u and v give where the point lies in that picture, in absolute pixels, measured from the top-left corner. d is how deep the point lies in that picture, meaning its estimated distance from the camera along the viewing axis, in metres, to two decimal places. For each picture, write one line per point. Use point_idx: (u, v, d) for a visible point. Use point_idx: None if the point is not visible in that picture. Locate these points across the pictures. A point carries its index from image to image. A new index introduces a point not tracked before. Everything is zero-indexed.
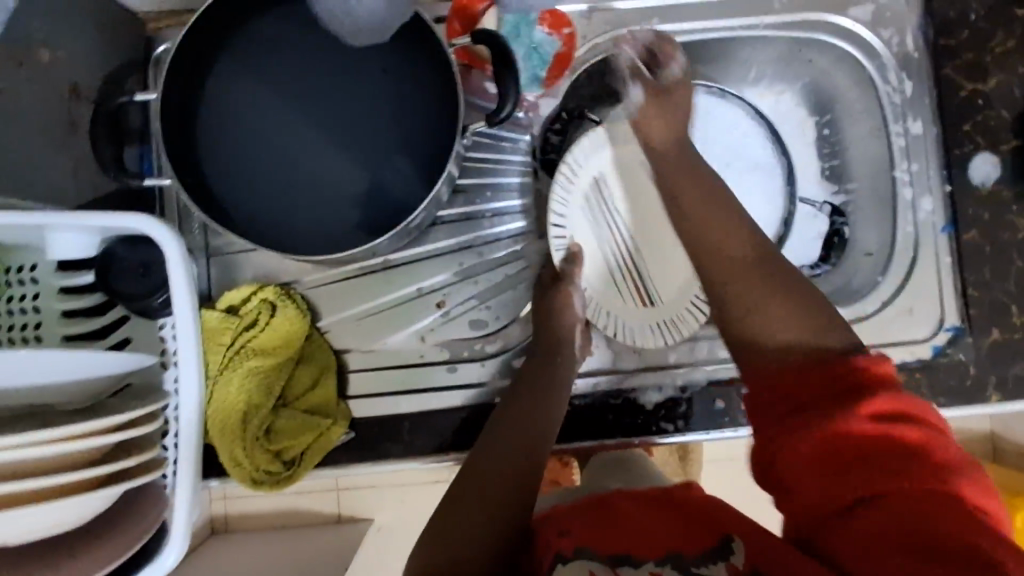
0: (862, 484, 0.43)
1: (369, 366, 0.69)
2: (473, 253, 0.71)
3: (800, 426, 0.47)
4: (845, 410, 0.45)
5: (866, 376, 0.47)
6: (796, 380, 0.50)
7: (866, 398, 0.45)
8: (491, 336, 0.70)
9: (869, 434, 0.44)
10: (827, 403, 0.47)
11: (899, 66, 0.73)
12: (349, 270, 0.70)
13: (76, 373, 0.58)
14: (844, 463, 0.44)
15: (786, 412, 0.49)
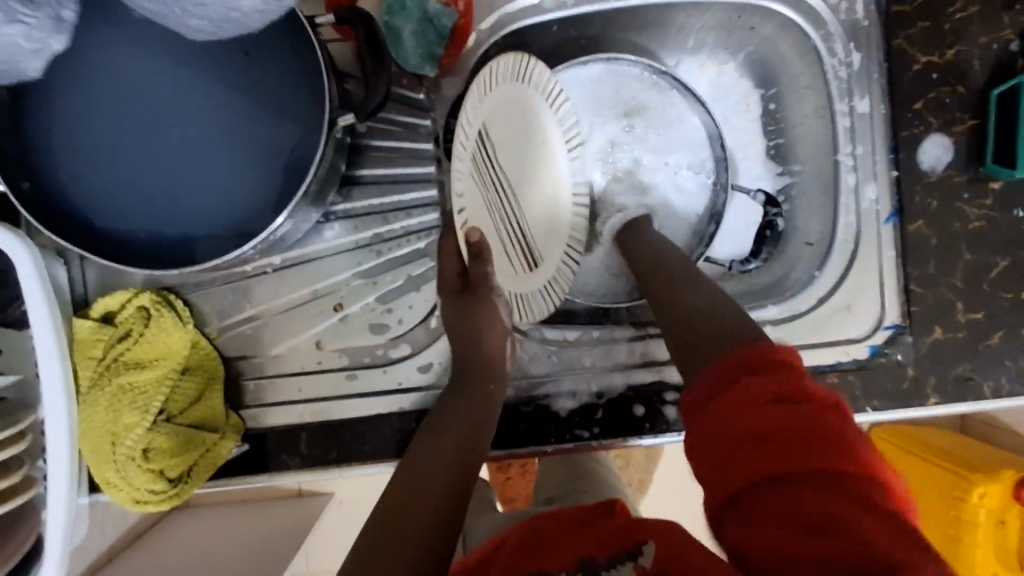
0: (768, 467, 0.36)
1: (263, 375, 0.65)
2: (372, 252, 0.65)
3: (710, 413, 0.41)
4: (740, 389, 0.41)
5: (765, 362, 0.42)
6: (701, 384, 0.44)
7: (768, 378, 0.40)
8: (395, 340, 0.65)
9: (759, 416, 0.38)
10: (725, 384, 0.42)
11: (847, 36, 0.66)
12: (239, 273, 0.65)
13: None
14: (742, 461, 0.37)
15: (701, 406, 0.42)
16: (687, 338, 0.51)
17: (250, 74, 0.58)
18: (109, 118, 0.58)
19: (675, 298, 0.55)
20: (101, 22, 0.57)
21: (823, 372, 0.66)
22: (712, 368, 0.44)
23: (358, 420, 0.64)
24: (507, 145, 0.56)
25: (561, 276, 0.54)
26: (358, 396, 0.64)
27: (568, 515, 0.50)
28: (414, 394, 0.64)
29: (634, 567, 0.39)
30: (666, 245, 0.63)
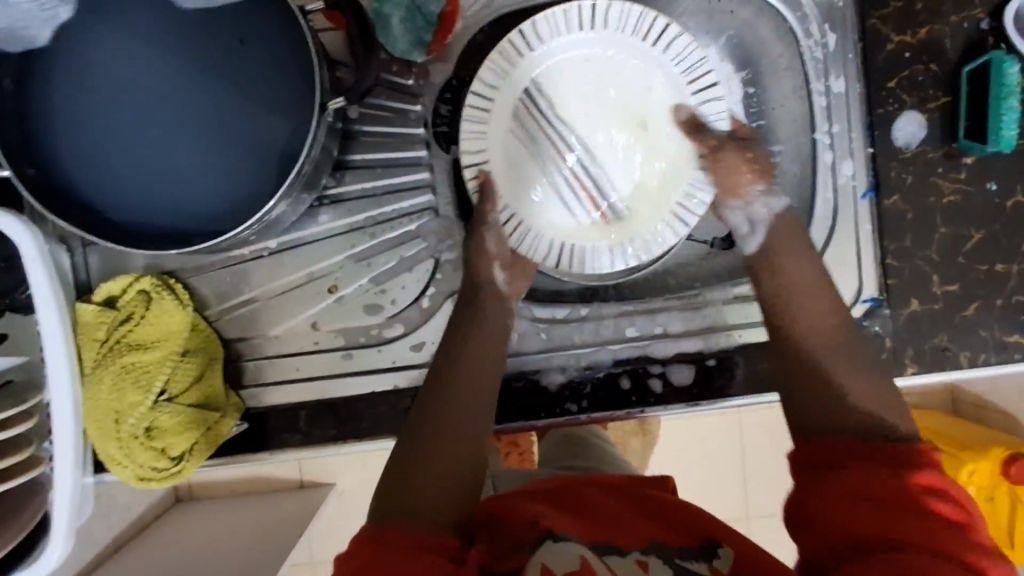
0: (891, 532, 0.44)
1: (261, 355, 0.67)
2: (365, 234, 0.67)
3: (851, 474, 0.47)
4: (891, 479, 0.46)
5: (918, 455, 0.48)
6: (833, 446, 0.50)
7: (921, 470, 0.46)
8: (390, 320, 0.67)
9: (893, 496, 0.45)
10: (874, 460, 0.48)
11: (822, 18, 0.68)
12: (236, 257, 0.67)
13: None
14: (869, 529, 0.45)
15: (825, 464, 0.49)
16: (824, 422, 0.53)
17: (243, 62, 0.60)
18: (107, 107, 0.59)
19: (819, 370, 0.55)
20: (100, 14, 0.59)
21: None
22: (849, 440, 0.50)
23: (356, 398, 0.66)
24: (568, 99, 0.64)
25: (657, 238, 0.63)
26: (354, 374, 0.66)
27: (606, 486, 0.56)
28: (409, 371, 0.66)
29: (711, 568, 0.47)
30: (812, 255, 0.61)
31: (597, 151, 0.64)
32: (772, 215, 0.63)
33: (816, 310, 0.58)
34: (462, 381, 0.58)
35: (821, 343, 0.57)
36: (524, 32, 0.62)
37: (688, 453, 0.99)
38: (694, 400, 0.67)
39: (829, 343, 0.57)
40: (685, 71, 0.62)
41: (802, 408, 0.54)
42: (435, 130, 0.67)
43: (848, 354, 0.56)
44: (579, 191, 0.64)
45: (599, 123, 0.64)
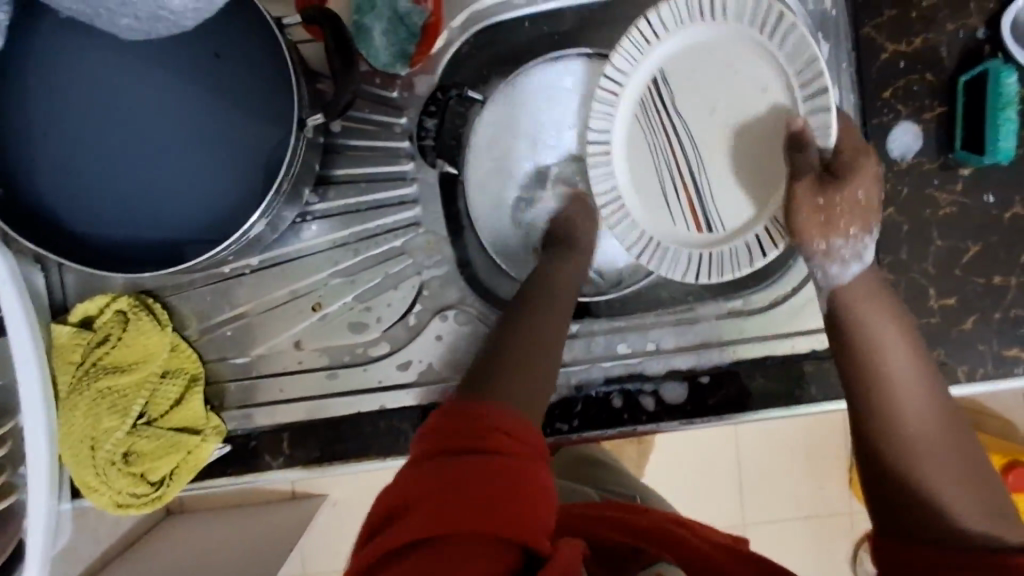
0: None
1: (243, 375, 0.65)
2: (350, 251, 0.65)
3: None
4: None
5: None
6: (921, 550, 0.45)
7: None
8: (376, 339, 0.66)
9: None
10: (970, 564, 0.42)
11: (815, 27, 0.67)
12: (217, 275, 0.65)
13: None
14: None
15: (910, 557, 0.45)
16: (910, 525, 0.46)
17: (219, 76, 0.58)
18: (76, 124, 0.58)
19: (913, 451, 0.48)
20: (70, 26, 0.57)
21: (800, 360, 0.66)
22: (942, 547, 0.44)
23: (341, 419, 0.65)
24: (689, 93, 0.62)
25: (742, 252, 0.61)
26: (340, 395, 0.65)
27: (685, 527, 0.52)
28: (395, 391, 0.65)
29: None
30: (903, 321, 0.54)
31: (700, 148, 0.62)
32: (845, 280, 0.56)
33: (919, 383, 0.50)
34: (527, 357, 0.52)
35: (921, 433, 0.48)
36: (653, 17, 0.61)
37: (684, 465, 0.98)
38: (687, 417, 0.66)
39: (924, 440, 0.48)
40: (798, 74, 0.58)
41: (887, 493, 0.48)
42: (420, 143, 0.65)
43: (948, 454, 0.48)
44: (686, 191, 0.63)
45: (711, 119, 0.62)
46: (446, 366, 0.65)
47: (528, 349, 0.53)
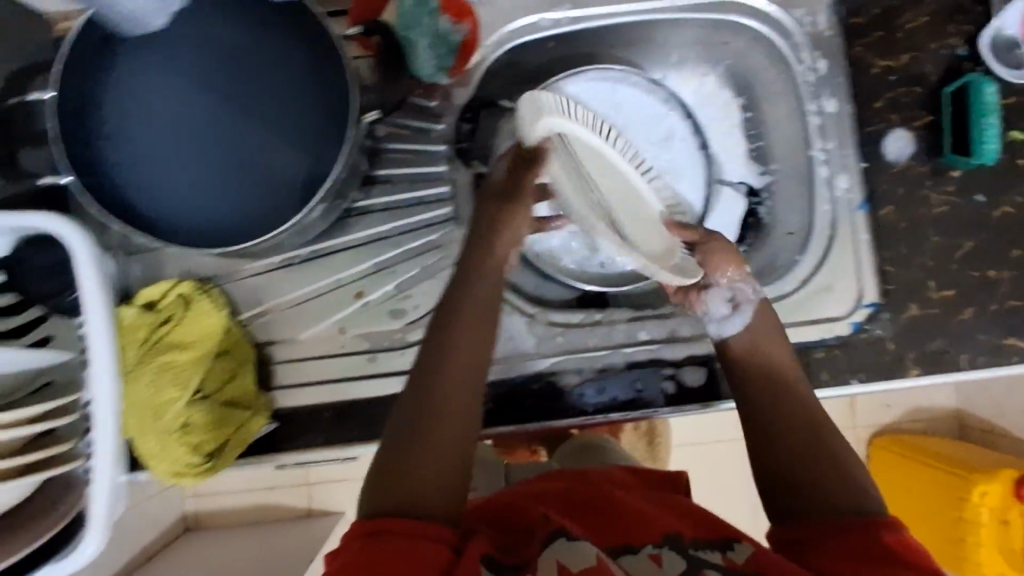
0: None
1: (292, 357, 0.70)
2: (390, 243, 0.71)
3: (814, 548, 0.52)
4: (852, 539, 0.51)
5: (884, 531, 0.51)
6: (817, 527, 0.53)
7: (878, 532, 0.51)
8: (412, 325, 0.71)
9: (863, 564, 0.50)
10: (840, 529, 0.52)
11: (811, 45, 0.74)
12: (270, 263, 0.71)
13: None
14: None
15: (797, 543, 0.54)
16: (801, 509, 0.55)
17: (282, 85, 0.66)
18: (153, 122, 0.65)
19: (804, 458, 0.57)
20: (151, 42, 0.65)
21: (810, 349, 0.71)
22: (834, 522, 0.53)
23: (378, 399, 0.69)
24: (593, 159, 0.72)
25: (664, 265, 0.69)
26: (377, 375, 0.69)
27: (626, 487, 0.64)
28: None
29: (726, 559, 0.53)
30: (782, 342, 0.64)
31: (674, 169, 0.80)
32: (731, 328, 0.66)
33: (803, 396, 0.60)
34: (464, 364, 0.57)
35: (800, 433, 0.58)
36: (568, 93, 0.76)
37: None
38: (704, 402, 0.70)
39: (802, 436, 0.58)
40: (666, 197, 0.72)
41: (794, 503, 0.56)
42: (457, 146, 0.73)
43: (826, 450, 0.57)
44: (608, 213, 0.70)
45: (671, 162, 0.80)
46: None
47: (467, 362, 0.57)
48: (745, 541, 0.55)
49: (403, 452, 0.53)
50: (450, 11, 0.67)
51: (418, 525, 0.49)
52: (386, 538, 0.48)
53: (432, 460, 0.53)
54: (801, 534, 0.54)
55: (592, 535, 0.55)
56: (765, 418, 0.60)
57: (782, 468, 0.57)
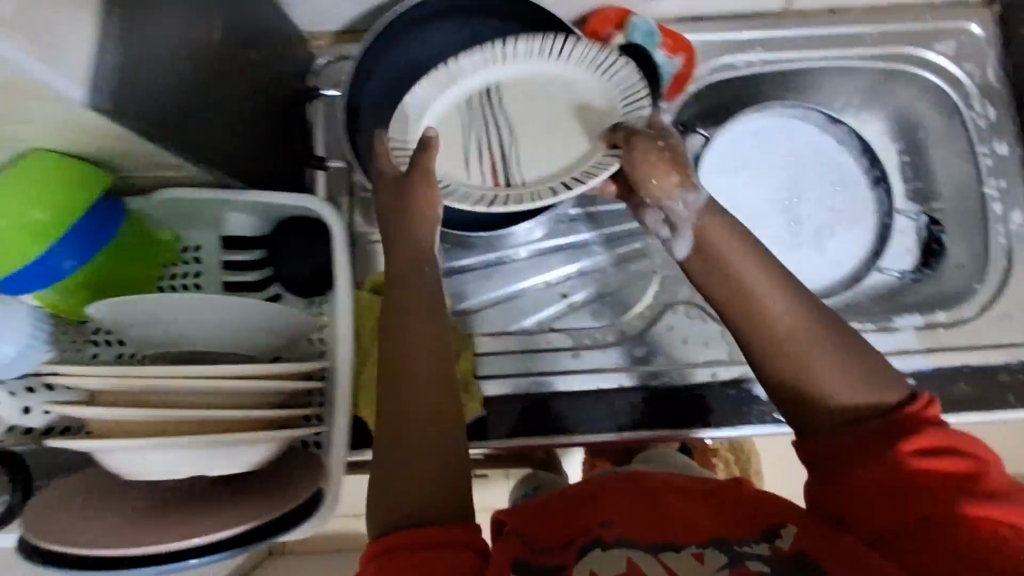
0: (889, 521, 0.49)
1: (501, 349, 0.74)
2: (594, 250, 0.78)
3: (849, 471, 0.51)
4: (876, 462, 0.50)
5: (911, 418, 0.51)
6: (822, 434, 0.52)
7: (914, 435, 0.50)
8: (615, 325, 0.75)
9: (911, 486, 0.48)
10: (883, 439, 0.50)
11: (983, 95, 0.82)
12: (482, 261, 0.77)
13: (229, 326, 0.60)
14: (900, 502, 0.49)
15: (831, 470, 0.52)
16: (816, 409, 0.52)
17: None
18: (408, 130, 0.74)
19: (804, 377, 0.52)
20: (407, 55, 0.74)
21: (993, 370, 0.74)
22: (835, 412, 0.52)
23: (587, 394, 0.72)
24: (518, 100, 0.70)
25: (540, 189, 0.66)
26: (584, 373, 0.73)
27: (688, 486, 0.57)
28: (634, 373, 0.73)
29: (774, 547, 0.50)
30: (725, 250, 0.55)
31: (843, 211, 0.82)
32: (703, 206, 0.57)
33: (768, 308, 0.53)
34: (429, 346, 0.55)
35: (770, 324, 0.53)
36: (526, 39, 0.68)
37: None
38: None
39: (813, 331, 0.53)
40: (622, 92, 0.67)
41: (812, 433, 0.53)
42: None
43: (867, 365, 0.53)
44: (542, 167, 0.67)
45: (841, 204, 0.82)
46: (679, 355, 0.74)
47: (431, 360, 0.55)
48: (789, 525, 0.51)
49: (395, 452, 0.52)
50: (666, 47, 0.75)
51: (449, 530, 0.49)
52: (413, 553, 0.47)
53: (431, 458, 0.52)
54: (828, 446, 0.52)
55: (644, 533, 0.52)
56: (754, 351, 0.54)
57: (784, 381, 0.53)
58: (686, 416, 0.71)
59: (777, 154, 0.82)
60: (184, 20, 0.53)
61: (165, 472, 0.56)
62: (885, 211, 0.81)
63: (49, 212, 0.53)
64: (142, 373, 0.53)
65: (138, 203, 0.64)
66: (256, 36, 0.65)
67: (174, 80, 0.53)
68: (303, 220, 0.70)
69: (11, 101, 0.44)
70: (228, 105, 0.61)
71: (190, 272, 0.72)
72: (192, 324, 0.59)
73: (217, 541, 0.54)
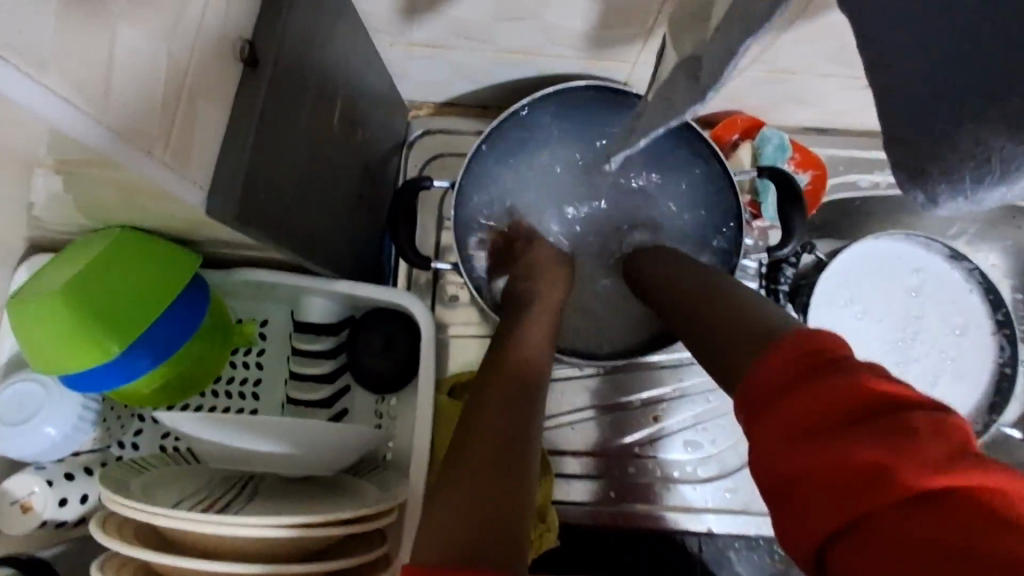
0: (826, 508, 0.29)
1: (581, 471, 0.67)
2: (695, 370, 0.70)
3: (757, 439, 0.34)
4: (783, 418, 0.33)
5: (804, 353, 0.35)
6: (739, 391, 0.37)
7: (809, 380, 0.33)
8: (707, 459, 0.69)
9: (817, 459, 0.30)
10: (775, 386, 0.35)
11: None
12: (568, 370, 0.69)
13: (291, 444, 0.51)
14: (811, 488, 0.30)
15: (747, 442, 0.35)
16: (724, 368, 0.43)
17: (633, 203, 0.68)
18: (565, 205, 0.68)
19: (722, 332, 0.45)
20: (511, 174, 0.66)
21: None
22: (754, 375, 0.37)
23: (672, 534, 0.66)
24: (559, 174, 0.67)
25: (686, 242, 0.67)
26: (671, 510, 0.67)
27: None
28: (724, 516, 0.67)
29: None
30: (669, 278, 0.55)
31: (957, 356, 0.76)
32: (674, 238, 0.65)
33: (683, 291, 0.53)
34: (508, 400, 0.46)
35: (709, 304, 0.49)
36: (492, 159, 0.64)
37: None
38: None
39: (702, 302, 0.50)
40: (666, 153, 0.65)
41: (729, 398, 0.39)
42: (768, 286, 0.71)
43: (727, 299, 0.48)
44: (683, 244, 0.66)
45: (955, 350, 0.76)
46: None
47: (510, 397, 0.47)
48: None
49: (449, 502, 0.37)
50: (794, 162, 0.70)
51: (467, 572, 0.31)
52: None
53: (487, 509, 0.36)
54: (740, 412, 0.37)
55: None
56: (694, 327, 0.49)
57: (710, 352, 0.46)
58: (778, 571, 0.66)
59: (898, 286, 0.76)
60: (310, 106, 0.48)
61: None
62: (1005, 359, 0.75)
63: (137, 302, 0.48)
64: (220, 520, 0.41)
65: (216, 280, 0.59)
66: (367, 114, 0.59)
67: (297, 176, 0.47)
68: (387, 312, 0.64)
69: (129, 190, 0.38)
70: (335, 189, 0.55)
71: (252, 349, 0.64)
72: (252, 438, 0.50)
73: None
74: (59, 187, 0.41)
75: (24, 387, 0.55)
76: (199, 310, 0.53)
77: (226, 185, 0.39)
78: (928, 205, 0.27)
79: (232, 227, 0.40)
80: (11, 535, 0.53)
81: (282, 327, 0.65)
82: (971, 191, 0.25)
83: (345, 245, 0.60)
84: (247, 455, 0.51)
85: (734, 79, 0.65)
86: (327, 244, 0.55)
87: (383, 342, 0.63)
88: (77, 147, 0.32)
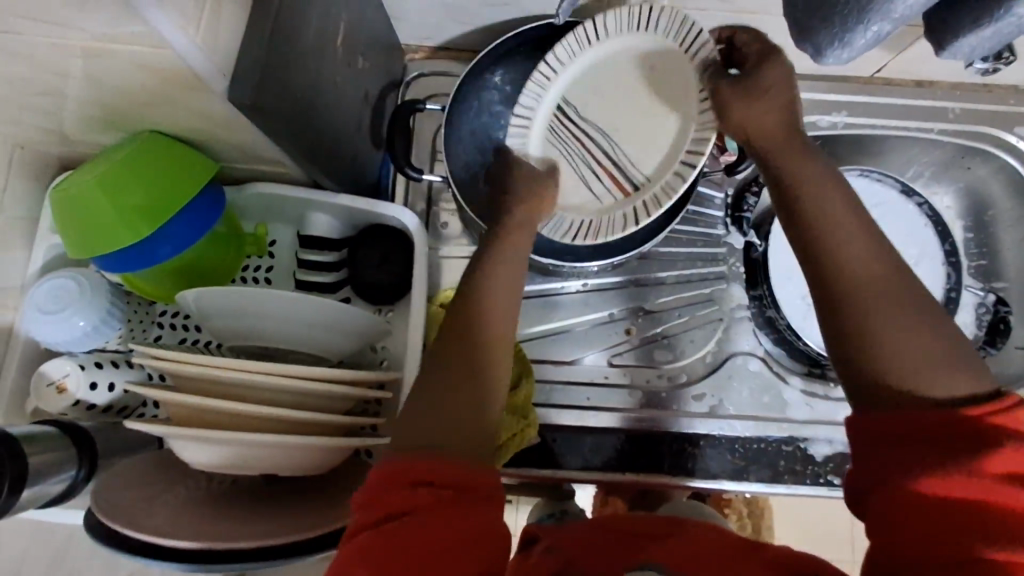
0: (959, 546, 0.36)
1: (561, 377, 0.74)
2: (664, 288, 0.77)
3: (910, 466, 0.40)
4: (952, 466, 0.39)
5: (991, 426, 0.40)
6: (898, 415, 0.42)
7: (994, 451, 0.38)
8: (676, 369, 0.75)
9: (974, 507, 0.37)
10: (947, 435, 0.40)
11: None
12: (549, 287, 0.76)
13: (293, 323, 0.58)
14: (937, 517, 0.38)
15: (893, 459, 0.41)
16: (892, 386, 0.43)
17: None
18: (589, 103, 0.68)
19: (893, 323, 0.44)
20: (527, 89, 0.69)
21: None
22: (905, 407, 0.42)
23: (646, 435, 0.72)
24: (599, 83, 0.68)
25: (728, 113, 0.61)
26: (643, 413, 0.73)
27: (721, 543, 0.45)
28: (693, 419, 0.73)
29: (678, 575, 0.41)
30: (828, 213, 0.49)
31: None
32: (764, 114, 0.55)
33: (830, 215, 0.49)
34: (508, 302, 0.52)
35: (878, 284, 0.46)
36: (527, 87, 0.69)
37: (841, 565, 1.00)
38: None
39: (886, 295, 0.45)
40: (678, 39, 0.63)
41: (867, 394, 0.44)
42: (732, 215, 0.79)
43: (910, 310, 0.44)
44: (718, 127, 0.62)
45: None
46: (736, 406, 0.74)
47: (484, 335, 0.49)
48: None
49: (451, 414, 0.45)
50: None
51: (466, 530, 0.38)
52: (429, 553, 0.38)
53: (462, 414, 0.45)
54: (887, 428, 0.42)
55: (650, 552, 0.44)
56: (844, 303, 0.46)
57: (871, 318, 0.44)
58: (738, 468, 0.72)
59: None
60: (316, 24, 0.54)
61: (224, 464, 0.51)
62: (951, 284, 0.82)
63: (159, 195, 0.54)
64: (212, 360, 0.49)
65: (228, 194, 0.65)
66: (367, 46, 0.66)
67: (306, 86, 0.54)
68: (383, 229, 0.70)
69: (165, 76, 0.45)
70: (339, 107, 0.62)
71: (261, 265, 0.72)
72: (259, 316, 0.58)
73: (296, 543, 0.48)
74: (97, 84, 0.48)
75: (59, 283, 0.61)
76: (213, 211, 0.59)
77: (246, 73, 0.46)
78: (817, 55, 0.34)
79: (249, 113, 0.47)
80: (49, 412, 0.60)
81: (288, 245, 0.72)
82: (841, 35, 0.32)
83: (347, 162, 0.66)
84: (255, 333, 0.59)
85: (699, 20, 0.72)
86: (331, 155, 0.62)
87: (380, 256, 0.69)
88: (127, 13, 0.38)
